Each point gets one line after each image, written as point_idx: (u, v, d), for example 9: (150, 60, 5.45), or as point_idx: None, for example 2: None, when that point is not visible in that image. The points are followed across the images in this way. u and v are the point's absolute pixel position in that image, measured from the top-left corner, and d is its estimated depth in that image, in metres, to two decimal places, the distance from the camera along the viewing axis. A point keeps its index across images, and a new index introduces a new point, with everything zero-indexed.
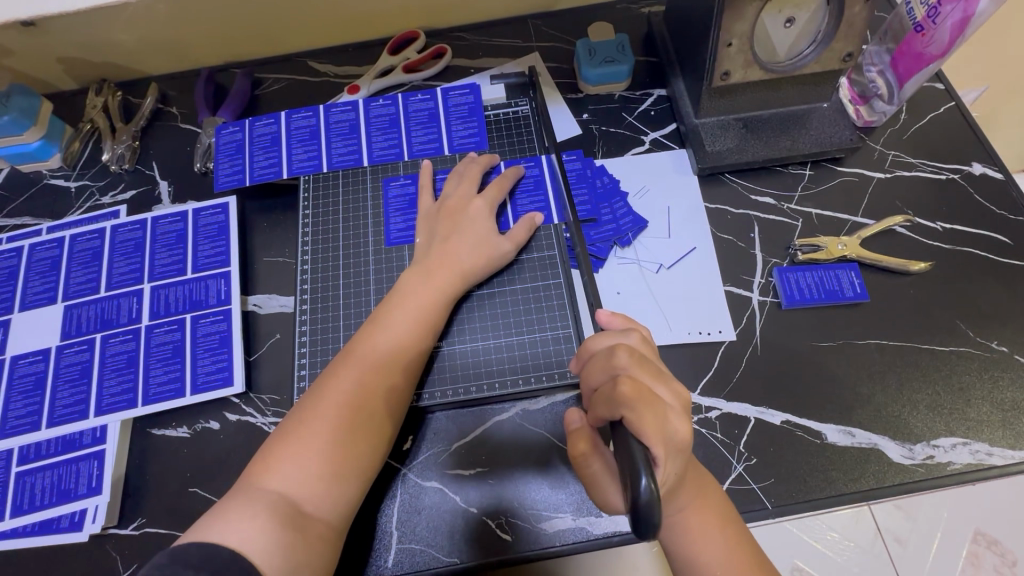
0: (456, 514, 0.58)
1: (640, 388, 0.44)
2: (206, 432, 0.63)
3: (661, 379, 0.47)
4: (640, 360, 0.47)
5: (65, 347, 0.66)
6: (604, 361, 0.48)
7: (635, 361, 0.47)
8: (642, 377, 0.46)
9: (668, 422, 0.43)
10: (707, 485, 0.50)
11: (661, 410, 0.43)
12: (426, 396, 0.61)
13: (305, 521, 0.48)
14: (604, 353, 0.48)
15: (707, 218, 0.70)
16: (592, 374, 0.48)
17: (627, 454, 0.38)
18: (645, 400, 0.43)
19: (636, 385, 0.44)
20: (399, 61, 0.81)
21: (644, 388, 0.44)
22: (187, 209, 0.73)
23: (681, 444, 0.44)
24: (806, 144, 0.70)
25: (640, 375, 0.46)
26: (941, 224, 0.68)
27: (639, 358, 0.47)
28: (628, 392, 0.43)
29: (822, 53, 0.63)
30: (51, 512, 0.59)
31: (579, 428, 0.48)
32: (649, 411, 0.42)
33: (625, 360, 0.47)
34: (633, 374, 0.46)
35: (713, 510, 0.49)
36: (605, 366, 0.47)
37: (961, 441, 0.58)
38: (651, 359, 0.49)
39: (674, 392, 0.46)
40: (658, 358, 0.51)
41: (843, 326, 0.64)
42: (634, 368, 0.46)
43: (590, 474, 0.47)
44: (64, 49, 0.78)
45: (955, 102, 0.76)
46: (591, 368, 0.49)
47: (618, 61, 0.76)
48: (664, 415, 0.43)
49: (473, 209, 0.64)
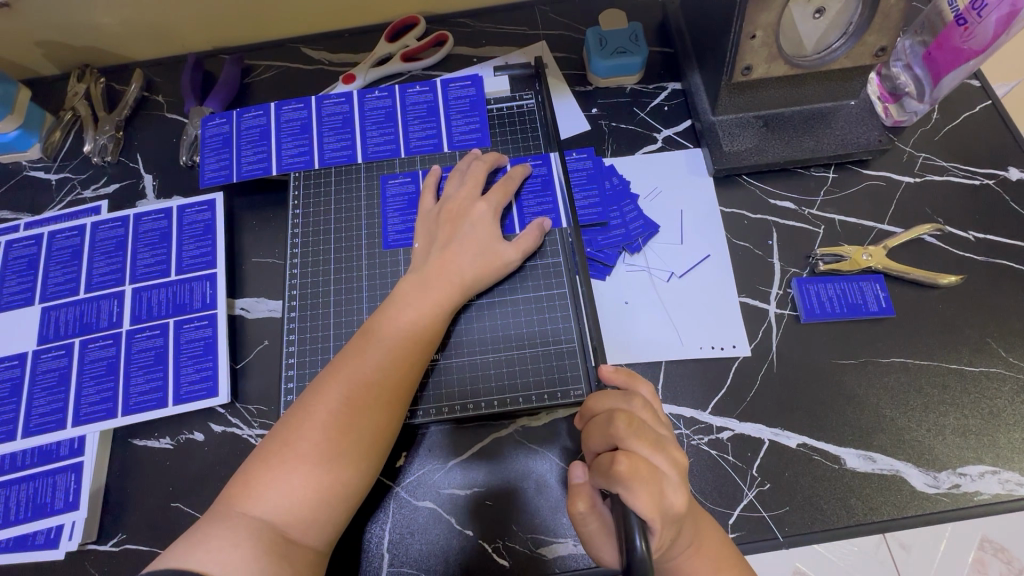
0: (451, 536, 0.55)
1: (638, 465, 0.41)
2: (190, 443, 0.60)
3: (661, 447, 0.43)
4: (640, 430, 0.44)
5: (43, 352, 0.63)
6: (602, 429, 0.45)
7: (635, 432, 0.43)
8: (640, 448, 0.43)
9: (665, 497, 0.40)
10: (707, 528, 0.47)
11: (659, 485, 0.40)
12: (420, 413, 0.57)
13: (291, 549, 0.45)
14: (604, 418, 0.45)
15: (723, 223, 0.66)
16: (593, 438, 0.46)
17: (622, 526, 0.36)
18: (644, 479, 0.40)
19: (634, 459, 0.41)
20: (398, 49, 0.76)
21: (642, 465, 0.41)
22: (171, 206, 0.69)
23: (677, 516, 0.41)
24: (831, 145, 0.65)
25: (638, 446, 0.43)
26: (973, 233, 0.64)
27: (639, 427, 0.44)
28: (624, 471, 0.40)
29: (853, 46, 0.58)
30: (27, 527, 0.56)
31: (581, 484, 0.45)
32: (648, 488, 0.40)
33: (623, 430, 0.43)
34: (631, 447, 0.43)
35: (711, 551, 0.46)
36: (604, 434, 0.44)
37: (990, 469, 0.55)
38: (652, 426, 0.46)
39: (674, 461, 0.43)
40: (661, 423, 0.47)
41: (866, 342, 0.60)
42: (632, 440, 0.43)
43: (587, 532, 0.45)
44: (42, 33, 0.73)
45: (991, 101, 0.71)
46: (590, 431, 0.46)
47: (631, 52, 0.71)
48: (661, 490, 0.40)
49: (475, 214, 0.60)
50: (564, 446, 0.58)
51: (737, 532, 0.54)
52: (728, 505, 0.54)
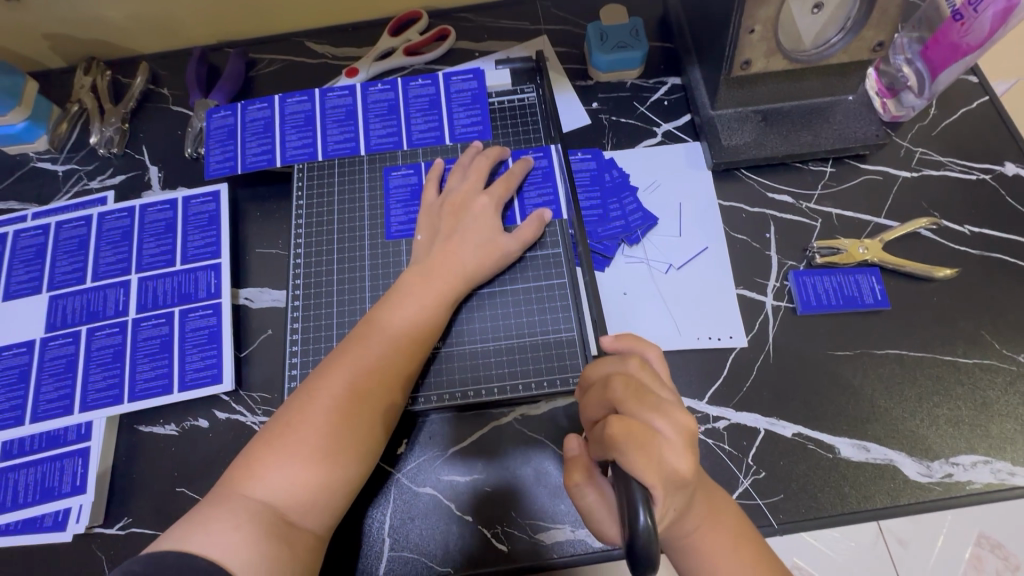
0: (451, 522, 0.56)
1: (633, 426, 0.41)
2: (194, 430, 0.61)
3: (661, 409, 0.43)
4: (637, 391, 0.44)
5: (50, 339, 0.64)
6: (600, 395, 0.45)
7: (632, 394, 0.44)
8: (637, 408, 0.43)
9: (664, 460, 0.41)
10: (719, 502, 0.48)
11: (657, 448, 0.41)
12: (421, 400, 0.58)
13: (291, 532, 0.46)
14: (601, 385, 0.46)
15: (722, 216, 0.66)
16: (591, 407, 0.47)
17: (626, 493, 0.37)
18: (640, 440, 0.41)
19: (630, 423, 0.42)
20: (400, 43, 0.77)
21: (638, 426, 0.41)
22: (177, 197, 0.70)
23: (679, 480, 0.41)
24: (829, 139, 0.66)
25: (634, 407, 0.43)
26: (970, 228, 0.64)
27: (637, 389, 0.44)
28: (620, 433, 0.41)
29: (851, 41, 0.59)
30: (35, 510, 0.57)
31: (577, 456, 0.46)
32: (645, 450, 0.40)
33: (620, 394, 0.44)
34: (629, 410, 0.43)
35: (723, 529, 0.46)
36: (601, 400, 0.45)
37: (983, 459, 0.56)
38: (654, 387, 0.46)
39: (676, 424, 0.43)
40: (664, 385, 0.47)
41: (861, 334, 0.60)
42: (629, 401, 0.44)
43: (586, 504, 0.46)
44: (50, 25, 0.74)
45: (989, 96, 0.71)
46: (590, 399, 0.47)
47: (631, 46, 0.72)
48: (660, 453, 0.41)
49: (477, 207, 0.61)
50: (562, 435, 0.59)
51: None
52: (724, 493, 0.55)
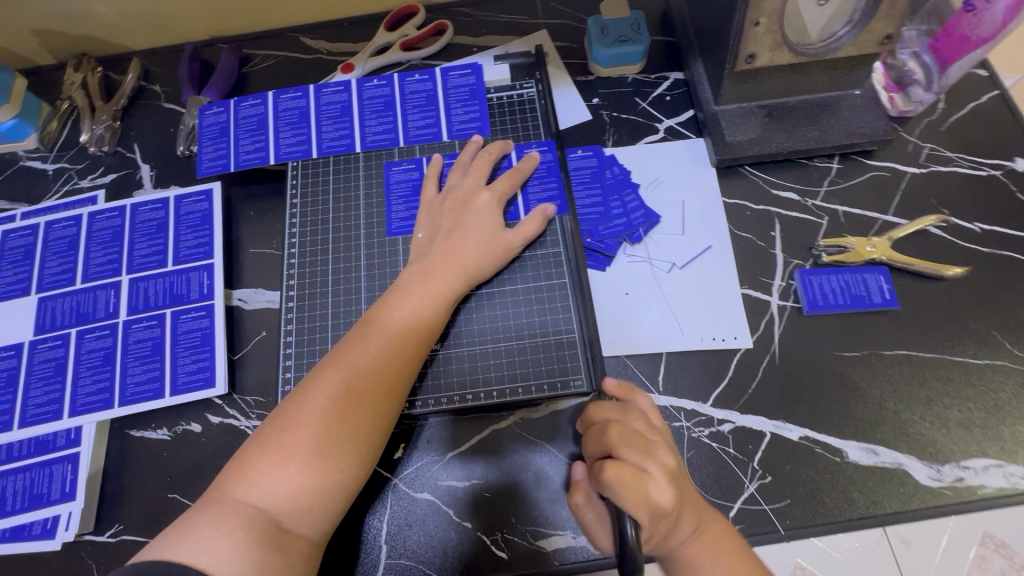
0: (449, 528, 0.55)
1: (623, 470, 0.42)
2: (187, 435, 0.59)
3: (649, 453, 0.44)
4: (629, 436, 0.45)
5: (39, 342, 0.62)
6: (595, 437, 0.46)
7: (623, 438, 0.45)
8: (629, 453, 0.44)
9: (646, 494, 0.41)
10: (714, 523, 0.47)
11: (639, 484, 0.41)
12: (419, 404, 0.57)
13: (285, 539, 0.44)
14: (597, 427, 0.48)
15: (726, 214, 0.65)
16: (589, 445, 0.48)
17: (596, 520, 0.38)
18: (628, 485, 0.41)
19: (617, 462, 0.43)
20: (397, 38, 0.75)
21: (627, 469, 0.42)
22: (169, 196, 0.68)
23: (660, 515, 0.41)
24: (835, 135, 0.65)
25: (625, 453, 0.44)
26: (979, 225, 0.63)
27: (629, 433, 0.45)
28: (606, 471, 0.42)
29: (859, 35, 0.57)
30: (23, 518, 0.56)
31: (580, 480, 0.50)
32: (628, 487, 0.41)
33: (613, 436, 0.45)
34: (620, 453, 0.44)
35: (723, 548, 0.45)
36: (597, 441, 0.47)
37: (995, 462, 0.54)
38: (645, 434, 0.46)
39: (664, 465, 0.44)
40: (657, 428, 0.48)
41: (869, 334, 0.59)
42: (620, 446, 0.44)
43: (584, 520, 0.50)
44: (38, 21, 0.73)
45: (999, 91, 0.70)
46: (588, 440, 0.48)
47: (632, 41, 0.70)
48: (642, 487, 0.41)
49: (478, 204, 0.60)
50: (563, 438, 0.57)
51: (738, 525, 0.53)
52: (729, 498, 0.54)
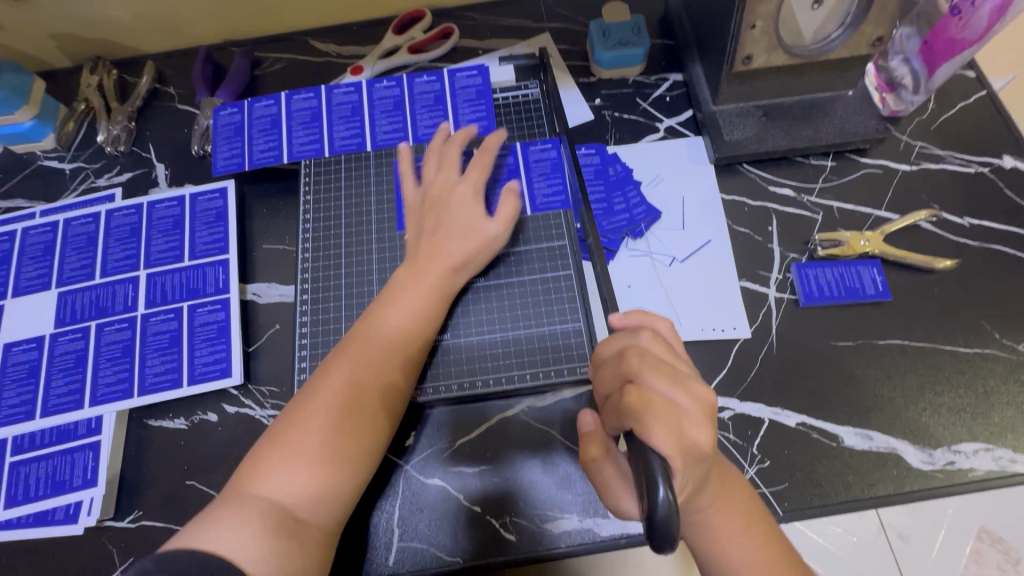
0: (459, 512, 0.57)
1: (650, 398, 0.42)
2: (204, 424, 0.61)
3: (679, 383, 0.44)
4: (653, 363, 0.44)
5: (59, 334, 0.64)
6: (615, 367, 0.46)
7: (648, 366, 0.44)
8: (656, 379, 0.43)
9: (684, 431, 0.41)
10: (732, 482, 0.48)
11: (675, 419, 0.41)
12: (426, 391, 0.59)
13: (300, 528, 0.46)
14: (614, 358, 0.46)
15: (724, 210, 0.67)
16: (604, 380, 0.47)
17: (645, 463, 0.37)
18: (657, 414, 0.41)
19: (648, 395, 0.42)
20: (404, 41, 0.78)
21: (655, 398, 0.42)
22: (184, 194, 0.70)
23: (698, 452, 0.42)
24: (829, 134, 0.67)
25: (651, 379, 0.43)
26: (969, 220, 0.65)
27: (653, 361, 0.45)
28: (636, 404, 0.41)
29: (851, 36, 0.60)
30: (46, 504, 0.57)
31: (593, 431, 0.47)
32: (666, 423, 0.40)
33: (636, 365, 0.44)
34: (645, 380, 0.43)
35: (738, 508, 0.47)
36: (615, 373, 0.46)
37: (984, 446, 0.56)
38: (667, 360, 0.46)
39: (697, 398, 0.43)
40: (679, 358, 0.47)
41: (863, 324, 0.61)
42: (645, 372, 0.44)
43: (603, 480, 0.47)
44: (56, 25, 0.75)
45: (986, 91, 0.72)
46: (603, 372, 0.48)
47: (633, 43, 0.72)
48: (679, 424, 0.41)
49: (456, 197, 0.61)
50: (568, 425, 0.59)
51: None
52: None
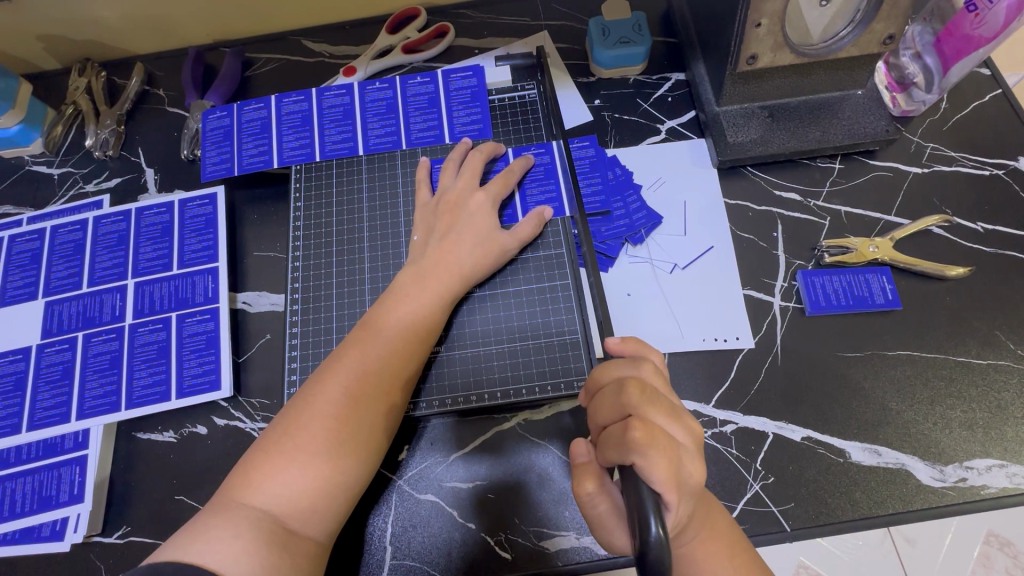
0: (453, 529, 0.55)
1: (654, 432, 0.40)
2: (193, 437, 0.60)
3: (677, 417, 0.43)
4: (653, 397, 0.43)
5: (46, 346, 0.63)
6: (614, 398, 0.44)
7: (649, 399, 0.43)
8: (654, 416, 0.42)
9: (682, 466, 0.41)
10: (716, 512, 0.46)
11: (676, 454, 0.40)
12: (422, 406, 0.57)
13: (292, 539, 0.45)
14: (613, 388, 0.44)
15: (728, 215, 0.65)
16: (601, 410, 0.45)
17: (637, 496, 0.36)
18: (658, 447, 0.39)
19: (648, 429, 0.40)
20: (399, 41, 0.75)
21: (657, 431, 0.40)
22: (173, 200, 0.69)
23: (693, 489, 0.41)
24: (838, 135, 0.65)
25: (652, 414, 0.42)
26: (982, 225, 0.63)
27: (652, 395, 0.43)
28: (640, 437, 0.39)
29: (861, 34, 0.57)
30: (32, 520, 0.56)
31: (587, 464, 0.44)
32: (666, 457, 0.39)
33: (636, 398, 0.43)
34: (646, 414, 0.42)
35: (722, 540, 0.45)
36: (615, 404, 0.43)
37: (998, 463, 0.54)
38: (664, 394, 0.45)
39: (689, 431, 0.43)
40: (671, 391, 0.46)
41: (872, 335, 0.59)
42: (646, 407, 0.42)
43: (597, 514, 0.44)
44: (42, 27, 0.73)
45: (1002, 90, 0.70)
46: (599, 403, 0.45)
47: (634, 42, 0.70)
48: (678, 459, 0.40)
49: (473, 204, 0.60)
50: (567, 439, 0.58)
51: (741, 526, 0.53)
52: (733, 499, 0.54)
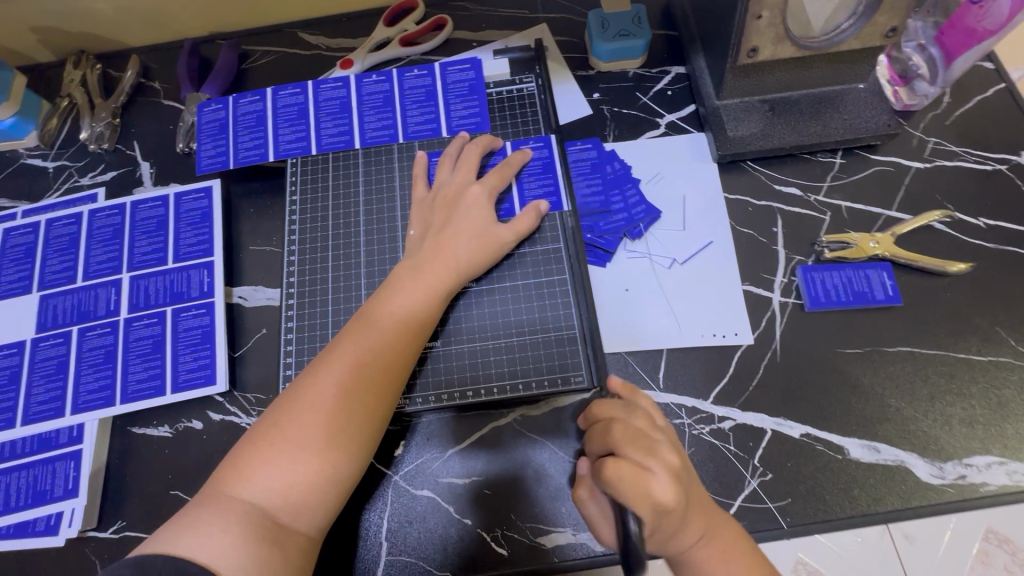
0: (449, 525, 0.55)
1: (625, 464, 0.42)
2: (188, 432, 0.59)
3: (655, 451, 0.44)
4: (634, 434, 0.45)
5: (41, 340, 0.63)
6: (599, 435, 0.46)
7: (629, 436, 0.45)
8: (633, 450, 0.44)
9: (652, 494, 0.41)
10: (716, 513, 0.46)
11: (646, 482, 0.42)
12: (417, 401, 0.57)
13: (282, 534, 0.44)
14: (601, 426, 0.47)
15: (727, 210, 0.64)
16: (592, 443, 0.48)
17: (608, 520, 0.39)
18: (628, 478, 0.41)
19: (620, 461, 0.43)
20: (396, 33, 0.75)
21: (630, 464, 0.42)
22: (168, 193, 0.68)
23: (666, 516, 0.42)
24: (838, 129, 0.64)
25: (631, 448, 0.44)
26: (984, 220, 0.62)
27: (633, 432, 0.45)
28: (611, 470, 0.42)
29: (863, 27, 0.57)
30: (27, 514, 0.56)
31: (580, 478, 0.49)
32: (633, 487, 0.41)
33: (618, 436, 0.45)
34: (624, 450, 0.44)
35: (725, 542, 0.45)
36: (601, 440, 0.46)
37: (998, 460, 0.54)
38: (651, 433, 0.46)
39: (668, 462, 0.44)
40: (661, 428, 0.47)
41: (871, 331, 0.59)
42: (625, 442, 0.45)
43: (589, 518, 0.49)
44: (37, 18, 0.72)
45: (1005, 83, 0.69)
46: (591, 437, 0.48)
47: (633, 34, 0.69)
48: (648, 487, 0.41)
49: (469, 198, 0.59)
50: (564, 435, 0.57)
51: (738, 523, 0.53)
52: (730, 495, 0.54)
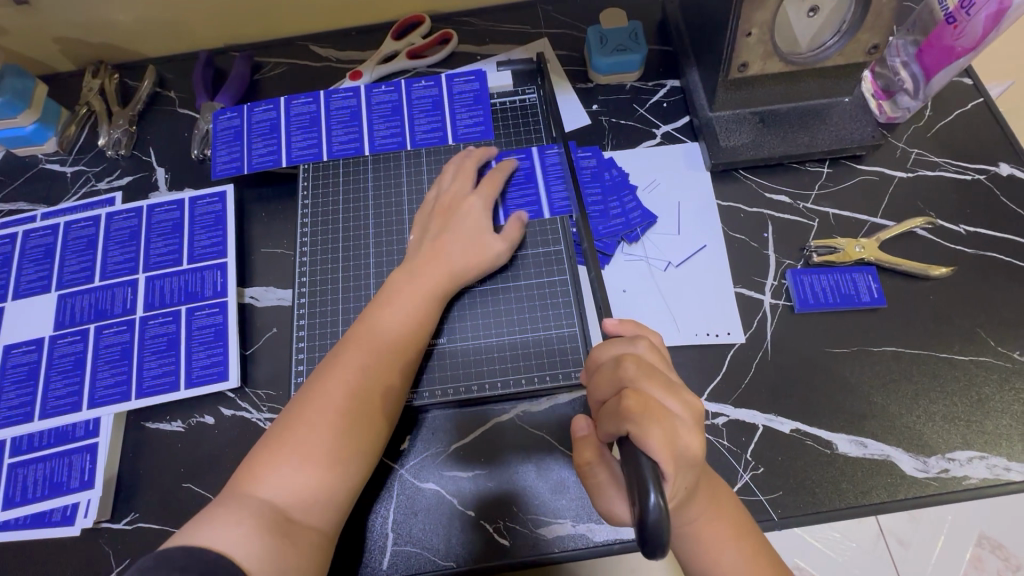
0: (453, 518, 0.57)
1: (647, 405, 0.43)
2: (201, 426, 0.61)
3: (674, 392, 0.45)
4: (649, 370, 0.45)
5: (59, 337, 0.65)
6: (610, 373, 0.46)
7: (644, 373, 0.45)
8: (650, 388, 0.44)
9: (678, 438, 0.42)
10: (719, 489, 0.49)
11: (671, 426, 0.42)
12: (424, 395, 0.59)
13: (295, 529, 0.46)
14: (610, 364, 0.47)
15: (720, 216, 0.67)
16: (599, 386, 0.47)
17: (637, 470, 0.37)
18: (653, 419, 0.41)
19: (640, 402, 0.43)
20: (404, 46, 0.78)
21: (652, 404, 0.43)
22: (183, 198, 0.71)
23: (691, 460, 0.42)
24: (825, 140, 0.67)
25: (648, 386, 0.44)
26: (965, 227, 0.65)
27: (648, 369, 0.46)
28: (634, 407, 0.42)
29: (847, 44, 0.60)
30: (44, 505, 0.58)
31: (586, 436, 0.48)
32: (660, 429, 0.41)
33: (632, 371, 0.45)
34: (642, 386, 0.44)
35: (725, 519, 0.47)
36: (611, 378, 0.46)
37: (978, 455, 0.56)
38: (661, 369, 0.47)
39: (687, 405, 0.45)
40: (669, 366, 0.48)
41: (858, 331, 0.61)
42: (641, 379, 0.45)
43: (597, 483, 0.48)
44: (58, 30, 0.75)
45: (984, 98, 0.72)
46: (597, 379, 0.48)
47: (631, 49, 0.73)
48: (674, 431, 0.42)
49: (467, 206, 0.62)
50: (563, 430, 0.60)
51: None
52: None
